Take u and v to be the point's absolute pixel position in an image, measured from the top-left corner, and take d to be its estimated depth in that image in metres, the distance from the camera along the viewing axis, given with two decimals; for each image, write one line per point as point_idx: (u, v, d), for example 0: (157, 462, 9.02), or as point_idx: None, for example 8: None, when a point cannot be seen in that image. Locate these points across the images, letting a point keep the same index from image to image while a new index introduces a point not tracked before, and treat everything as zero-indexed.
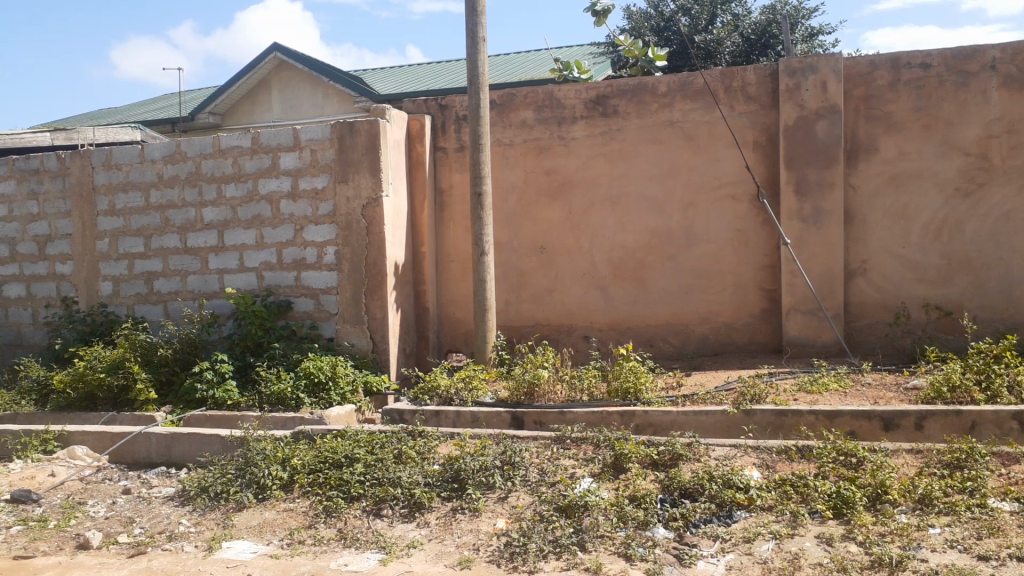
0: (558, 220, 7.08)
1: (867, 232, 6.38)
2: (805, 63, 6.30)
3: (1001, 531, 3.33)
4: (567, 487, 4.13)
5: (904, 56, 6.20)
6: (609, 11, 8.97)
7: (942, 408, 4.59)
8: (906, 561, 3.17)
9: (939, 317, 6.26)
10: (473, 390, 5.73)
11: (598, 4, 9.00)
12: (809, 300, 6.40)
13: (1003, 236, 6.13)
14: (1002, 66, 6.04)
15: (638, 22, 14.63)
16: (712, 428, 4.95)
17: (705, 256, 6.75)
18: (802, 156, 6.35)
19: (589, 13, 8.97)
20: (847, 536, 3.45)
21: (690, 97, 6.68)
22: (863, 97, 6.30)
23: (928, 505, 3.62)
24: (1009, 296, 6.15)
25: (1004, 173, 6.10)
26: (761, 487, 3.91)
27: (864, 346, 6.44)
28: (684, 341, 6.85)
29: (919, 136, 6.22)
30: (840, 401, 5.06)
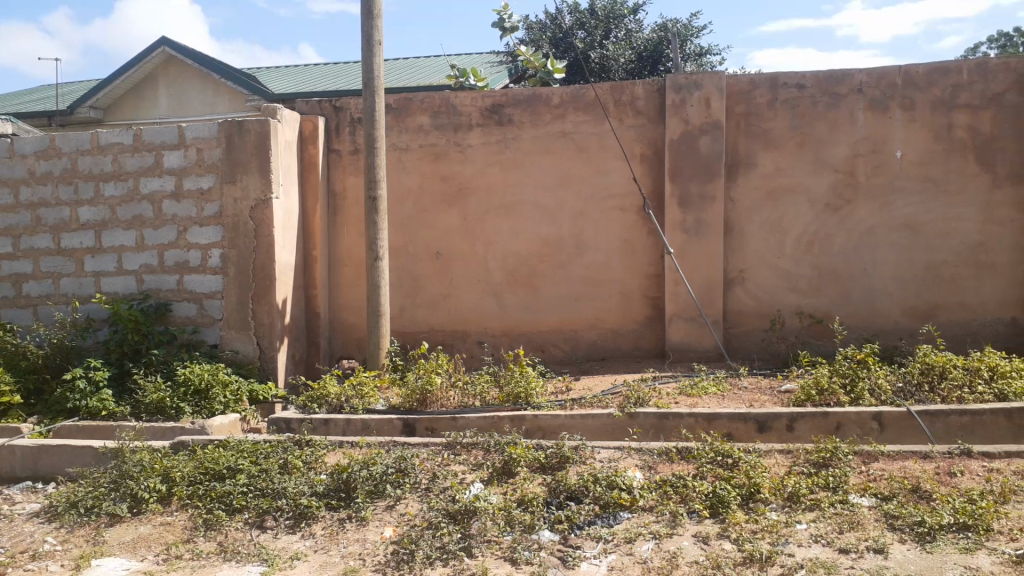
0: (452, 225, 7.09)
1: (745, 242, 6.69)
2: (690, 79, 6.55)
3: (860, 525, 3.54)
4: (456, 493, 4.14)
5: (781, 76, 6.53)
6: (516, 27, 9.07)
7: (810, 410, 4.86)
8: (775, 556, 3.33)
9: (810, 325, 6.62)
10: (364, 398, 5.64)
11: (507, 18, 9.06)
12: (690, 307, 6.65)
13: (867, 249, 6.54)
14: (868, 90, 6.43)
15: (536, 34, 14.87)
16: (598, 431, 5.10)
17: (595, 264, 6.91)
18: (686, 169, 6.60)
19: (496, 27, 9.03)
20: (722, 534, 3.60)
21: (582, 109, 6.83)
22: (743, 115, 6.61)
23: (796, 502, 3.81)
24: (872, 305, 6.57)
25: (869, 190, 6.50)
26: (642, 488, 4.04)
27: (741, 351, 6.75)
28: (574, 346, 6.99)
29: (794, 153, 6.57)
30: (718, 405, 5.28)
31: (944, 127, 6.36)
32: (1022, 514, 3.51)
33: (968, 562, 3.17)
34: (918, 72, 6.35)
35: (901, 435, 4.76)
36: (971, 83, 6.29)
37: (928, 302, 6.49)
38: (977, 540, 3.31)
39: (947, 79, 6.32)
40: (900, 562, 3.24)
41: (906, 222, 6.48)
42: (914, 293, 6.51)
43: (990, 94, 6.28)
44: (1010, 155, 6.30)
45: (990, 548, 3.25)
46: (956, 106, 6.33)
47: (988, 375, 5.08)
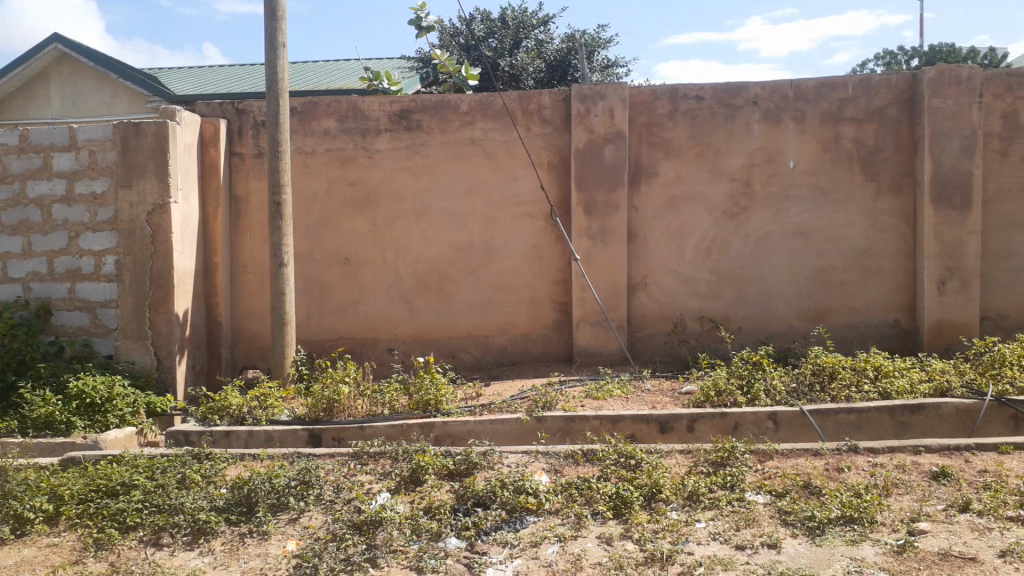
0: (360, 231, 7.00)
1: (648, 248, 6.85)
2: (595, 89, 6.67)
3: (755, 522, 3.66)
4: (361, 504, 4.08)
5: (681, 88, 6.73)
6: (434, 27, 9.03)
7: (709, 411, 5.02)
8: (675, 555, 3.40)
9: (709, 328, 6.85)
10: (268, 409, 5.49)
11: (424, 17, 9.01)
12: (596, 312, 6.77)
13: (762, 254, 6.80)
14: (762, 102, 6.69)
15: (446, 41, 14.90)
16: (506, 436, 5.14)
17: (504, 270, 6.95)
18: (591, 177, 6.72)
19: (412, 24, 8.97)
20: (625, 535, 3.66)
21: (490, 116, 6.86)
22: (646, 125, 6.78)
23: (696, 501, 3.92)
24: (767, 309, 6.83)
25: (764, 198, 6.77)
26: (548, 491, 4.09)
27: (645, 354, 6.92)
28: (484, 352, 7.01)
29: (693, 162, 6.78)
30: (622, 407, 5.39)
31: (833, 139, 6.68)
32: (902, 506, 3.70)
33: (853, 553, 3.30)
34: (808, 86, 6.65)
35: (794, 433, 4.98)
36: (856, 97, 6.63)
37: (819, 305, 6.80)
38: (863, 532, 3.47)
39: (835, 93, 6.64)
40: (791, 556, 3.34)
41: (798, 229, 6.76)
42: (807, 297, 6.80)
43: (874, 108, 6.63)
44: (892, 166, 6.67)
45: (874, 539, 3.40)
46: (843, 119, 6.66)
47: (873, 375, 5.36)
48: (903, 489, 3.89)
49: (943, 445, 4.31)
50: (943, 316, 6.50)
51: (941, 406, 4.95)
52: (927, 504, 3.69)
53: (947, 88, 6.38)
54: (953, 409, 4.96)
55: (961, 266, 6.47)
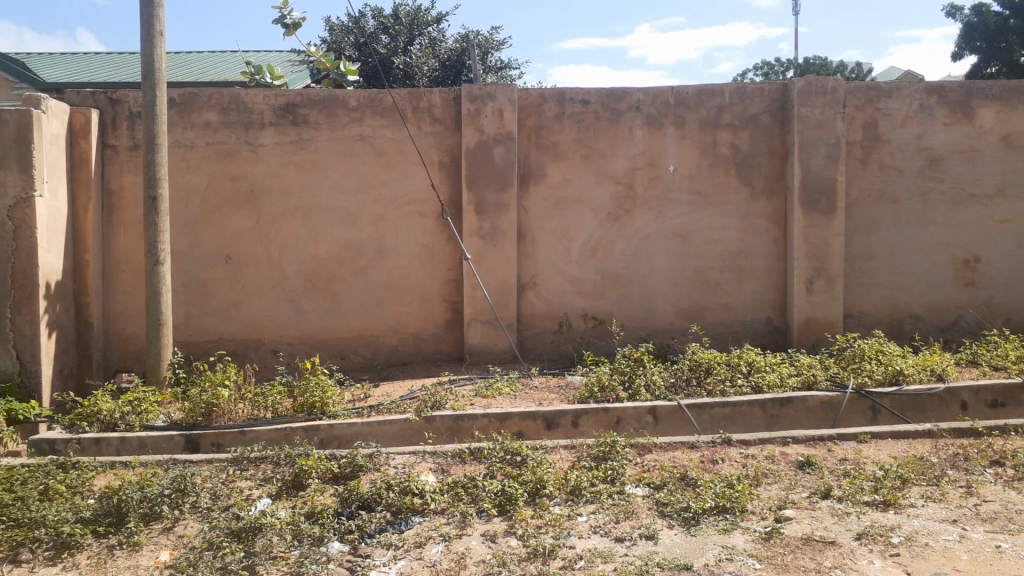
0: (243, 228, 6.78)
1: (536, 248, 6.95)
2: (484, 90, 6.69)
3: (634, 514, 3.76)
4: (240, 511, 3.95)
5: (567, 91, 6.85)
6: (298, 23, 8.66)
7: (593, 406, 5.13)
8: (556, 550, 3.43)
9: (594, 326, 7.01)
10: (142, 414, 5.23)
11: (288, 15, 8.54)
12: (486, 311, 6.80)
13: (646, 255, 7.01)
14: (645, 108, 6.89)
15: (338, 36, 14.61)
16: (394, 437, 5.08)
17: (394, 270, 6.88)
18: (481, 177, 6.74)
19: (277, 23, 8.46)
20: (509, 532, 3.68)
21: (379, 113, 6.77)
22: (534, 127, 6.86)
23: (578, 495, 4.00)
24: (651, 307, 7.05)
25: (646, 201, 6.97)
26: (434, 491, 4.08)
27: (534, 352, 7.00)
28: (374, 352, 6.93)
29: (580, 164, 6.91)
30: (510, 405, 5.44)
31: (711, 144, 6.95)
32: (771, 495, 3.89)
33: (725, 541, 3.42)
34: (688, 93, 6.89)
35: (673, 427, 5.16)
36: (732, 105, 6.92)
37: (698, 304, 7.07)
38: (734, 521, 3.62)
39: (713, 101, 6.91)
40: (667, 546, 3.44)
41: (679, 231, 7.01)
42: (687, 295, 7.06)
43: (748, 116, 6.95)
44: (765, 172, 7.00)
45: (743, 527, 3.55)
46: (719, 126, 6.94)
47: (746, 370, 5.62)
48: (771, 478, 4.10)
49: (808, 436, 4.55)
50: (810, 313, 6.88)
51: (807, 399, 5.24)
52: (792, 492, 3.89)
53: (814, 99, 6.75)
54: (818, 401, 5.25)
55: (827, 266, 6.86)
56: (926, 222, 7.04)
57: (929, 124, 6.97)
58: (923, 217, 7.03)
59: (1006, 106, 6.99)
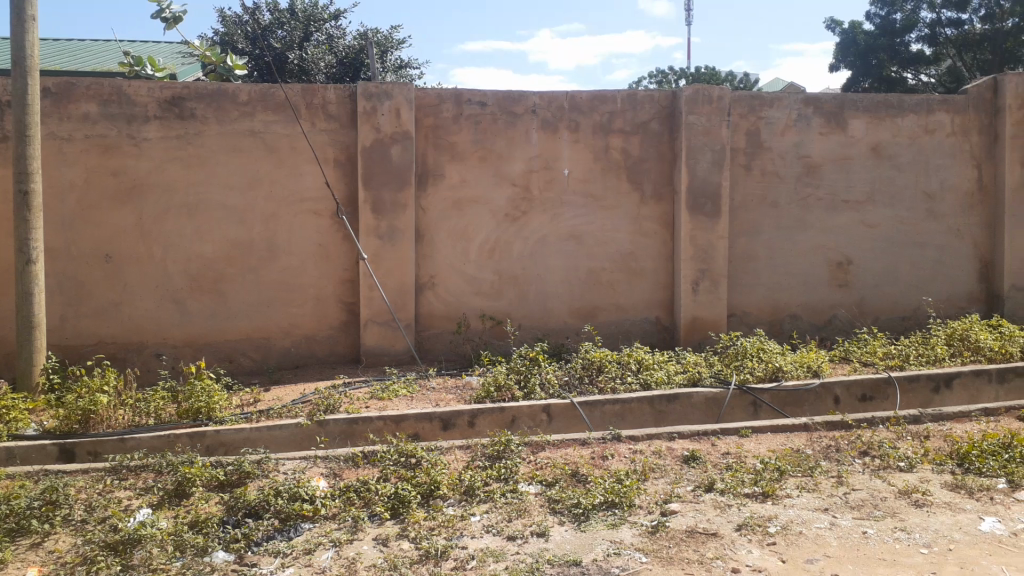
0: (124, 226, 6.46)
1: (434, 249, 6.91)
2: (381, 88, 6.61)
3: (526, 512, 3.79)
4: (117, 522, 3.74)
5: (465, 93, 6.85)
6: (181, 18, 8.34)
7: (489, 406, 5.15)
8: (449, 551, 3.42)
9: (492, 326, 7.03)
10: (10, 423, 4.91)
11: (168, 9, 8.22)
12: (383, 312, 6.71)
13: (542, 256, 7.08)
14: (541, 111, 6.97)
15: (230, 28, 14.15)
16: (284, 442, 4.95)
17: (286, 269, 6.71)
18: (377, 176, 6.65)
19: (157, 17, 8.13)
20: (401, 535, 3.64)
21: (271, 109, 6.59)
22: (431, 127, 6.83)
23: (471, 496, 4.01)
24: (547, 307, 7.13)
25: (543, 203, 7.05)
26: (325, 496, 4.00)
27: (431, 353, 6.96)
28: (265, 355, 6.74)
29: (477, 166, 6.93)
30: (406, 407, 5.39)
31: (604, 149, 7.10)
32: (657, 489, 4.00)
33: (613, 536, 3.50)
34: (582, 98, 7.02)
35: (567, 425, 5.23)
36: (624, 111, 7.09)
37: (593, 304, 7.20)
38: (622, 516, 3.70)
39: (605, 106, 7.06)
40: (558, 543, 3.48)
41: (574, 233, 7.12)
42: (581, 296, 7.18)
43: (640, 122, 7.14)
44: (656, 176, 7.20)
45: (631, 522, 3.64)
46: (612, 131, 7.10)
47: (637, 368, 5.77)
48: (658, 473, 4.22)
49: (694, 431, 4.72)
50: (699, 313, 7.12)
51: (693, 396, 5.42)
52: (677, 486, 4.02)
53: (701, 107, 6.99)
54: (703, 397, 5.44)
55: (714, 268, 7.12)
56: (805, 226, 7.40)
57: (806, 134, 7.34)
58: (803, 221, 7.40)
59: (875, 118, 7.44)
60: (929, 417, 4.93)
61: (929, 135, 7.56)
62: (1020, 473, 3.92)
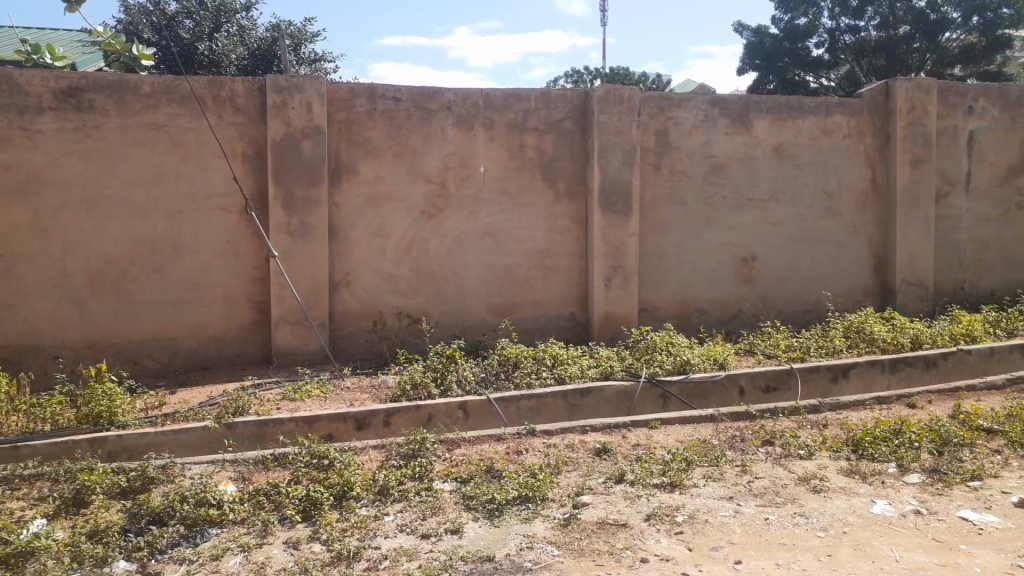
0: (17, 222, 6.13)
1: (347, 246, 6.81)
2: (291, 81, 6.47)
3: (441, 510, 3.78)
4: (9, 534, 3.55)
5: (378, 88, 6.77)
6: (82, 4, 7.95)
7: (404, 405, 5.10)
8: (361, 551, 3.38)
9: (408, 324, 6.98)
10: None
11: None
12: (295, 310, 6.57)
13: (458, 253, 7.07)
14: (456, 108, 6.95)
15: (135, 17, 13.62)
16: (191, 446, 4.79)
17: (193, 268, 6.50)
18: (288, 172, 6.51)
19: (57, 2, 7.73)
20: (313, 537, 3.58)
21: (176, 102, 6.36)
22: (344, 122, 6.73)
23: (386, 495, 3.98)
24: (464, 305, 7.12)
25: (458, 200, 7.04)
26: (233, 500, 3.90)
27: (346, 352, 6.87)
28: (171, 356, 6.51)
29: (392, 162, 6.86)
30: (319, 407, 5.30)
31: (518, 146, 7.13)
32: (570, 482, 4.06)
33: (526, 530, 3.53)
34: (497, 95, 7.04)
35: (483, 421, 5.24)
36: (537, 109, 7.14)
37: (509, 301, 7.23)
38: (535, 510, 3.73)
39: (520, 105, 7.09)
40: (471, 539, 3.48)
41: (490, 230, 7.13)
42: (497, 293, 7.20)
43: (553, 121, 7.20)
44: (570, 175, 7.28)
45: (544, 515, 3.67)
46: (527, 129, 7.14)
47: (551, 363, 5.83)
48: (571, 466, 4.28)
49: (606, 424, 4.82)
50: (612, 309, 7.24)
51: (606, 389, 5.51)
52: (589, 478, 4.08)
53: (613, 106, 7.10)
54: (615, 391, 5.54)
55: (626, 264, 7.25)
56: (713, 223, 7.63)
57: (713, 134, 7.56)
58: (711, 219, 7.62)
59: (778, 120, 7.72)
60: (827, 406, 5.15)
61: (828, 136, 7.89)
62: (909, 457, 4.13)
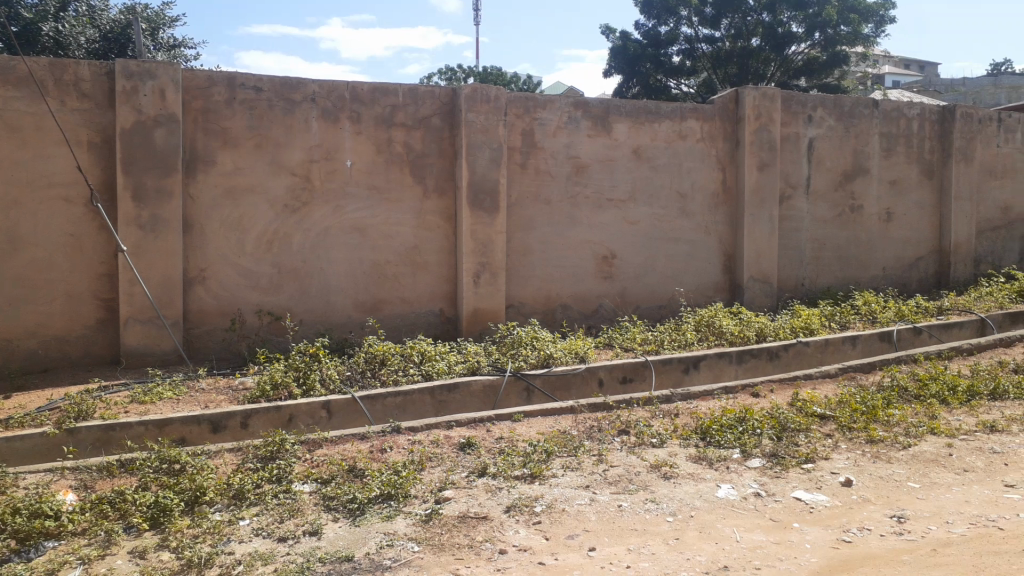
0: None
1: (204, 240, 6.52)
2: (143, 66, 6.13)
3: (299, 512, 3.69)
4: None
5: (238, 76, 6.53)
6: None
7: (263, 406, 4.94)
8: (213, 558, 3.25)
9: (269, 322, 6.75)
10: None
11: None
12: (146, 308, 6.22)
13: (323, 248, 6.91)
14: (320, 100, 6.80)
15: None
16: (27, 455, 4.45)
17: (32, 263, 6.05)
18: (139, 161, 6.15)
19: None
20: (161, 545, 3.41)
21: (12, 84, 5.90)
22: (201, 111, 6.44)
23: (241, 499, 3.84)
24: (328, 302, 6.96)
25: (323, 194, 6.88)
26: (73, 510, 3.65)
27: (202, 352, 6.57)
28: (6, 358, 6.02)
29: (252, 153, 6.63)
30: (172, 410, 5.05)
31: (385, 142, 7.05)
32: (432, 478, 4.06)
33: (387, 528, 3.50)
34: (363, 88, 6.93)
35: (346, 420, 5.15)
36: (405, 105, 7.09)
37: (376, 297, 7.13)
38: (397, 507, 3.71)
39: (386, 99, 7.02)
40: (330, 540, 3.42)
41: (356, 225, 7.01)
42: (363, 289, 7.09)
43: (420, 116, 7.17)
44: (437, 171, 7.27)
45: (406, 512, 3.66)
46: (394, 124, 7.07)
47: (418, 360, 5.82)
48: (435, 462, 4.28)
49: (470, 419, 4.86)
50: (479, 305, 7.27)
51: (472, 384, 5.54)
52: (453, 473, 4.10)
53: (480, 103, 7.15)
54: (481, 386, 5.58)
55: (493, 261, 7.30)
56: (577, 222, 7.82)
57: (576, 135, 7.75)
58: (575, 218, 7.81)
59: (637, 123, 8.01)
60: (679, 396, 5.40)
61: (683, 140, 8.26)
62: (751, 443, 4.40)
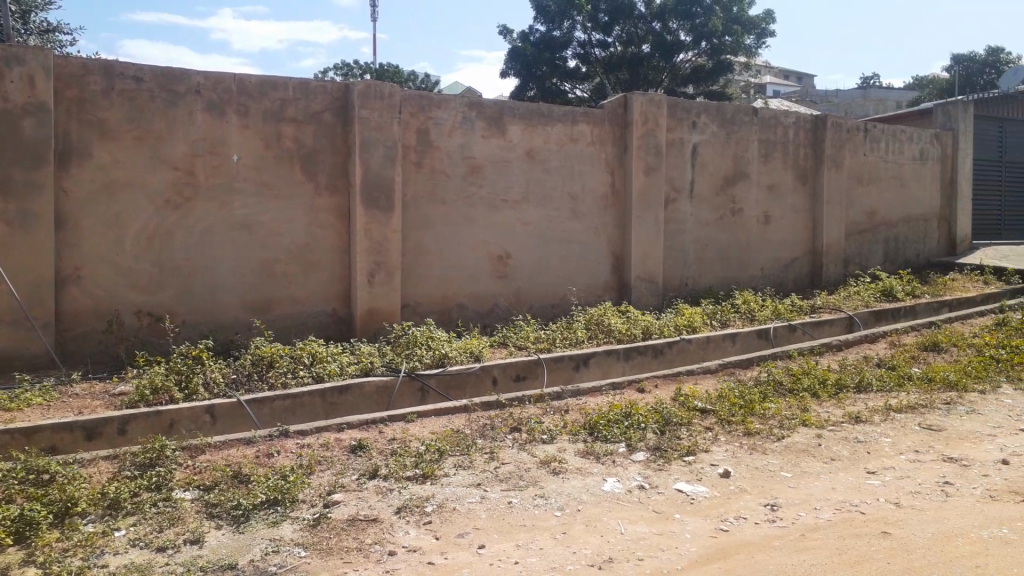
0: None
1: (78, 237, 6.19)
2: (10, 51, 5.77)
3: (180, 520, 3.55)
4: None
5: (116, 65, 6.24)
6: None
7: (142, 411, 4.72)
8: (85, 571, 3.08)
9: (150, 324, 6.46)
10: None
11: None
12: (13, 309, 5.84)
13: (208, 246, 6.66)
14: (205, 93, 6.56)
15: None
16: None
17: None
18: (6, 152, 5.78)
19: None
20: (26, 561, 3.20)
21: None
22: (75, 100, 6.11)
23: (116, 509, 3.66)
24: (214, 302, 6.72)
25: (208, 189, 6.63)
26: None
27: (77, 355, 6.22)
28: None
29: (132, 146, 6.33)
30: (40, 417, 4.76)
31: (274, 137, 6.87)
32: (321, 481, 3.99)
33: (273, 534, 3.41)
34: (250, 82, 6.73)
35: (232, 424, 4.99)
36: (295, 99, 6.93)
37: (265, 297, 6.93)
38: (284, 512, 3.62)
39: (275, 93, 6.84)
40: (213, 548, 3.31)
41: (243, 222, 6.79)
42: (252, 288, 6.88)
43: (311, 112, 7.02)
44: (329, 169, 7.14)
45: (293, 517, 3.57)
46: (283, 118, 6.89)
47: (309, 361, 5.70)
48: (324, 465, 4.20)
49: (362, 421, 4.79)
50: (374, 305, 7.17)
51: (364, 385, 5.47)
52: (343, 476, 4.04)
53: (373, 100, 7.06)
54: (373, 386, 5.52)
55: (387, 260, 7.22)
56: (471, 221, 7.84)
57: (471, 135, 7.77)
58: (469, 218, 7.83)
59: (530, 125, 8.11)
60: (568, 392, 5.50)
61: (575, 143, 8.42)
62: (636, 437, 4.53)
